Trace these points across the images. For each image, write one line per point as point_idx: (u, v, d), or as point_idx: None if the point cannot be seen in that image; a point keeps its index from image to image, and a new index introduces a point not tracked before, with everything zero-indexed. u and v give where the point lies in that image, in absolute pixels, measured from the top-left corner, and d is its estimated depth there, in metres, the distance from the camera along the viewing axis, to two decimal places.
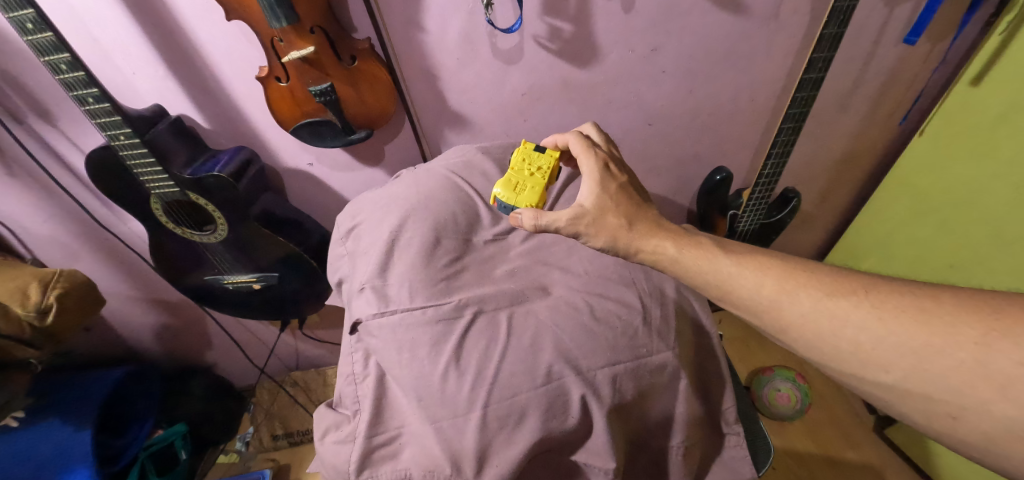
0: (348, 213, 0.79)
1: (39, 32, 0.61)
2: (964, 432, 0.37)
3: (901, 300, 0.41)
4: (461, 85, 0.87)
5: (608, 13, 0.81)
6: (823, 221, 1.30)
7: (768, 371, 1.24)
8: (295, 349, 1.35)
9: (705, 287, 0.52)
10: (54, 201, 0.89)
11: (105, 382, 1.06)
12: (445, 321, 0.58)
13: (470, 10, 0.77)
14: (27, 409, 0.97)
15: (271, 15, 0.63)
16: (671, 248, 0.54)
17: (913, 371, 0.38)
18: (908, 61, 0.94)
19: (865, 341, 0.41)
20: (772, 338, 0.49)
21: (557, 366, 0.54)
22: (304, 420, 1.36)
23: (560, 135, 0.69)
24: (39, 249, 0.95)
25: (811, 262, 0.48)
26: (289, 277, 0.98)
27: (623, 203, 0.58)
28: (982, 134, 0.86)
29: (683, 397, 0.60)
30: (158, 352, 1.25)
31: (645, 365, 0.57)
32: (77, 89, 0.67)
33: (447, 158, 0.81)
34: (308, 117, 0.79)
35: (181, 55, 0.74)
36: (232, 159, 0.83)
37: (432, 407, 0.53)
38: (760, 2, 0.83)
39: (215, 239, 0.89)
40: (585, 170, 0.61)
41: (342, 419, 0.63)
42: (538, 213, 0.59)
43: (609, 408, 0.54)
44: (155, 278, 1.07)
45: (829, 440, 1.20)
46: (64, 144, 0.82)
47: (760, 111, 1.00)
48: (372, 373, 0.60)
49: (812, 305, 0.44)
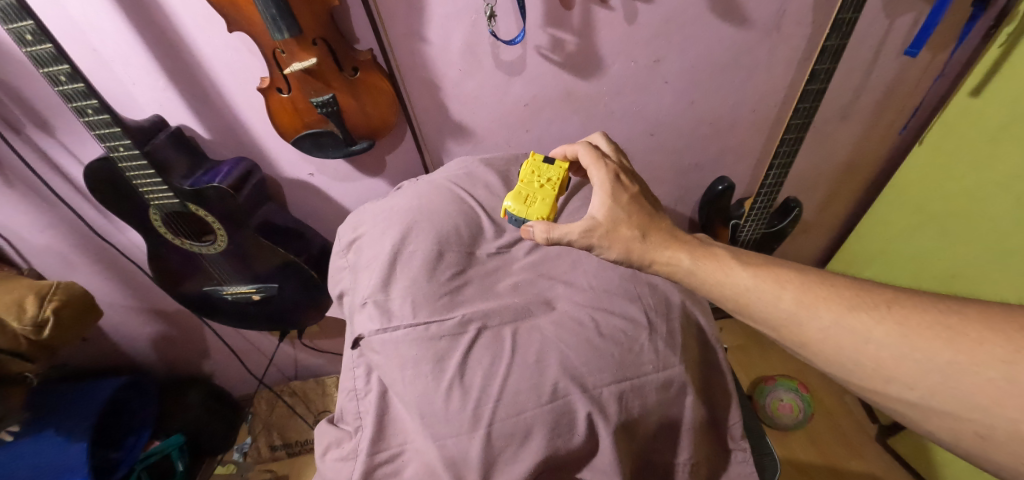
0: (349, 224, 0.78)
1: (39, 44, 0.61)
2: (992, 451, 0.36)
3: (925, 316, 0.40)
4: (463, 96, 0.87)
5: (611, 25, 0.81)
6: (824, 229, 1.30)
7: (770, 381, 1.25)
8: (294, 359, 1.34)
9: (722, 300, 0.51)
10: (52, 212, 0.88)
11: (101, 394, 1.05)
12: (449, 336, 0.58)
13: (472, 21, 0.77)
14: (24, 421, 0.96)
15: (273, 28, 0.62)
16: (686, 259, 0.54)
17: (940, 390, 0.38)
18: (909, 72, 0.94)
19: (889, 358, 0.41)
20: (789, 350, 0.49)
21: (563, 383, 0.54)
22: (303, 431, 1.35)
23: (569, 146, 0.68)
24: (37, 260, 0.95)
25: (829, 274, 0.48)
26: (288, 288, 0.97)
27: (635, 214, 0.58)
28: (984, 144, 0.85)
29: (690, 412, 0.59)
30: (155, 362, 1.23)
31: (652, 380, 0.57)
32: (77, 100, 0.67)
33: (449, 170, 0.81)
34: (309, 128, 0.78)
35: (183, 66, 0.74)
36: (233, 170, 0.83)
37: (437, 424, 0.52)
38: (762, 14, 0.83)
39: (214, 250, 0.88)
40: (597, 181, 0.60)
41: (343, 435, 0.62)
42: (549, 226, 0.58)
43: (616, 427, 0.53)
44: (154, 288, 1.06)
45: (831, 450, 1.19)
46: (63, 155, 0.81)
47: (762, 121, 1.00)
48: (374, 389, 0.59)
49: (832, 319, 0.44)
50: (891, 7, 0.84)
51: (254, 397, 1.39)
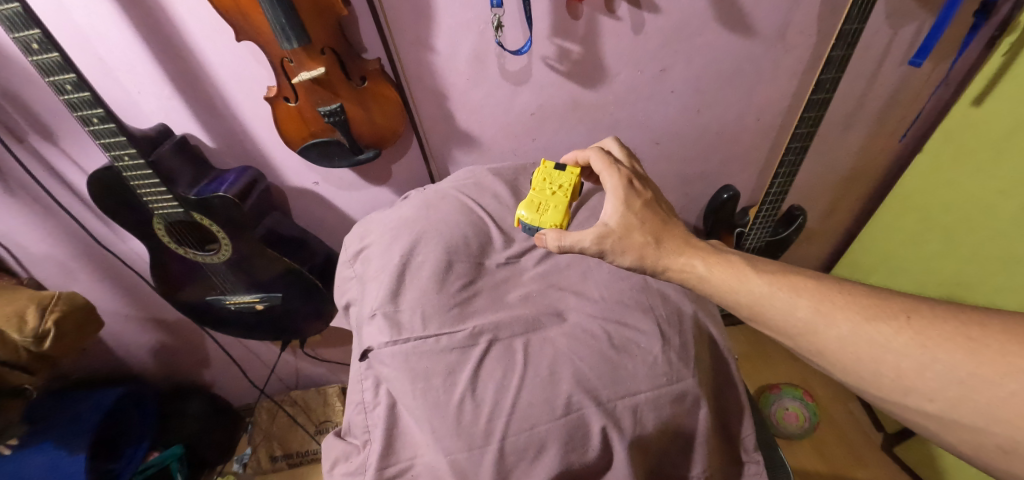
0: (356, 234, 0.78)
1: (45, 53, 0.60)
2: (1016, 464, 0.36)
3: (945, 327, 0.40)
4: (470, 105, 0.87)
5: (617, 35, 0.81)
6: (827, 237, 1.30)
7: (775, 389, 1.24)
8: (295, 368, 1.32)
9: (737, 307, 0.51)
10: (53, 221, 0.87)
11: (99, 405, 1.04)
12: (460, 349, 0.58)
13: (480, 30, 0.77)
14: (21, 435, 0.94)
15: (282, 37, 0.62)
16: (700, 266, 0.53)
17: (960, 401, 0.38)
18: (911, 82, 0.95)
19: (909, 369, 0.40)
20: (805, 359, 0.49)
21: (576, 396, 0.53)
22: (304, 441, 1.32)
23: (580, 151, 0.67)
24: (37, 268, 0.93)
25: (846, 282, 0.48)
26: (291, 297, 0.96)
27: (648, 220, 0.57)
28: (986, 153, 0.86)
29: (705, 426, 0.58)
30: (154, 371, 1.22)
31: (666, 393, 0.56)
32: (82, 109, 0.66)
33: (456, 179, 0.80)
34: (316, 137, 0.78)
35: (190, 75, 0.73)
36: (238, 179, 0.82)
37: (447, 438, 0.51)
38: (769, 24, 0.83)
39: (217, 259, 0.88)
40: (610, 187, 0.60)
41: (351, 449, 0.61)
42: (561, 233, 0.58)
43: (631, 441, 0.53)
44: (154, 297, 1.05)
45: (837, 459, 1.18)
46: (65, 163, 0.80)
47: (766, 130, 1.01)
48: (382, 402, 0.57)
49: (850, 329, 0.44)
50: (895, 18, 0.84)
51: (254, 407, 1.37)
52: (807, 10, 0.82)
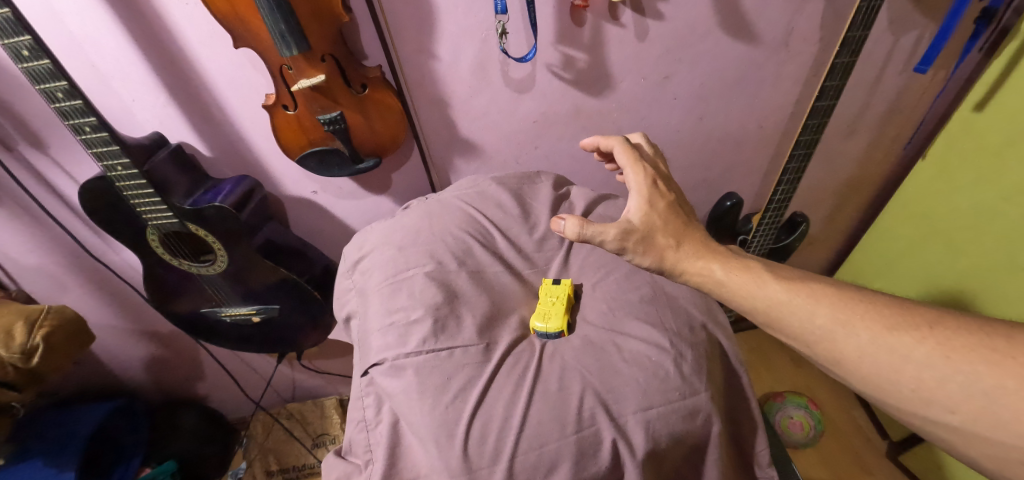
0: (354, 244, 0.76)
1: (36, 59, 0.58)
2: None
3: (970, 339, 0.39)
4: (472, 112, 0.85)
5: (620, 42, 0.80)
6: (830, 243, 1.30)
7: (779, 398, 1.21)
8: (292, 380, 1.29)
9: (754, 313, 0.50)
10: (42, 230, 0.84)
11: (90, 421, 1.01)
12: (466, 364, 0.56)
13: (483, 38, 0.76)
14: (9, 453, 0.93)
15: (282, 43, 0.61)
16: (718, 269, 0.52)
17: (983, 415, 0.36)
18: (913, 89, 0.94)
19: (931, 380, 0.39)
20: (822, 367, 0.47)
21: (587, 412, 0.52)
22: (301, 456, 1.29)
23: (602, 138, 0.64)
24: (26, 280, 0.90)
25: (868, 292, 0.46)
26: (289, 309, 0.94)
27: (671, 222, 0.55)
28: (990, 160, 0.85)
29: (717, 442, 0.56)
30: (146, 384, 1.18)
31: (679, 409, 0.54)
32: (74, 117, 0.64)
33: (459, 188, 0.79)
34: (314, 145, 0.76)
35: (186, 82, 0.72)
36: (234, 188, 0.80)
37: (454, 459, 0.49)
38: (771, 32, 0.83)
39: (214, 271, 0.85)
40: (633, 184, 0.57)
41: (352, 468, 0.58)
42: (583, 222, 0.52)
43: (644, 459, 0.51)
44: (147, 308, 1.03)
45: (843, 470, 1.17)
46: (56, 172, 0.78)
47: (770, 136, 1.00)
48: (385, 419, 0.56)
49: (869, 338, 0.42)
50: (897, 24, 0.84)
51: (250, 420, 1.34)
52: (810, 16, 0.82)
